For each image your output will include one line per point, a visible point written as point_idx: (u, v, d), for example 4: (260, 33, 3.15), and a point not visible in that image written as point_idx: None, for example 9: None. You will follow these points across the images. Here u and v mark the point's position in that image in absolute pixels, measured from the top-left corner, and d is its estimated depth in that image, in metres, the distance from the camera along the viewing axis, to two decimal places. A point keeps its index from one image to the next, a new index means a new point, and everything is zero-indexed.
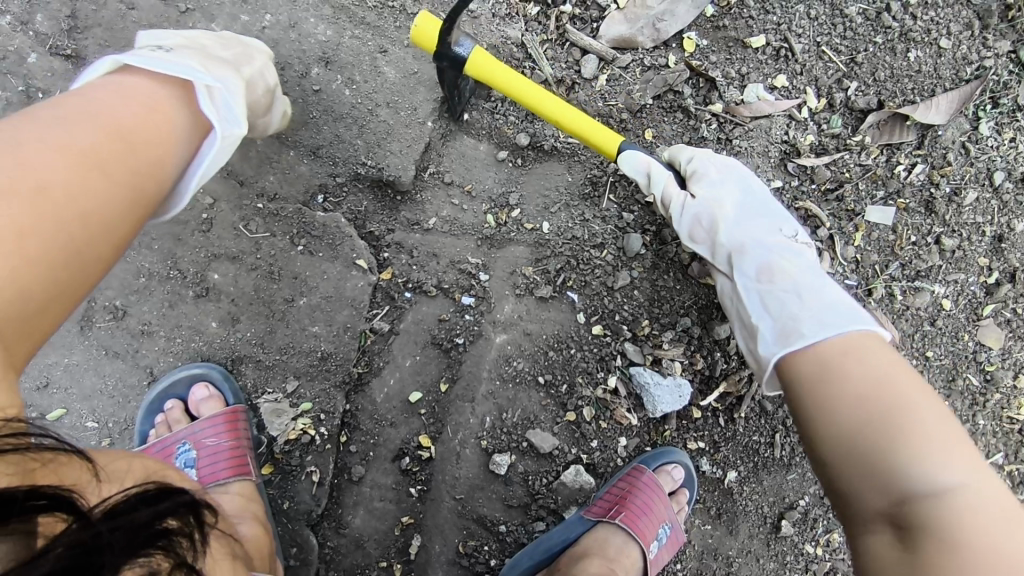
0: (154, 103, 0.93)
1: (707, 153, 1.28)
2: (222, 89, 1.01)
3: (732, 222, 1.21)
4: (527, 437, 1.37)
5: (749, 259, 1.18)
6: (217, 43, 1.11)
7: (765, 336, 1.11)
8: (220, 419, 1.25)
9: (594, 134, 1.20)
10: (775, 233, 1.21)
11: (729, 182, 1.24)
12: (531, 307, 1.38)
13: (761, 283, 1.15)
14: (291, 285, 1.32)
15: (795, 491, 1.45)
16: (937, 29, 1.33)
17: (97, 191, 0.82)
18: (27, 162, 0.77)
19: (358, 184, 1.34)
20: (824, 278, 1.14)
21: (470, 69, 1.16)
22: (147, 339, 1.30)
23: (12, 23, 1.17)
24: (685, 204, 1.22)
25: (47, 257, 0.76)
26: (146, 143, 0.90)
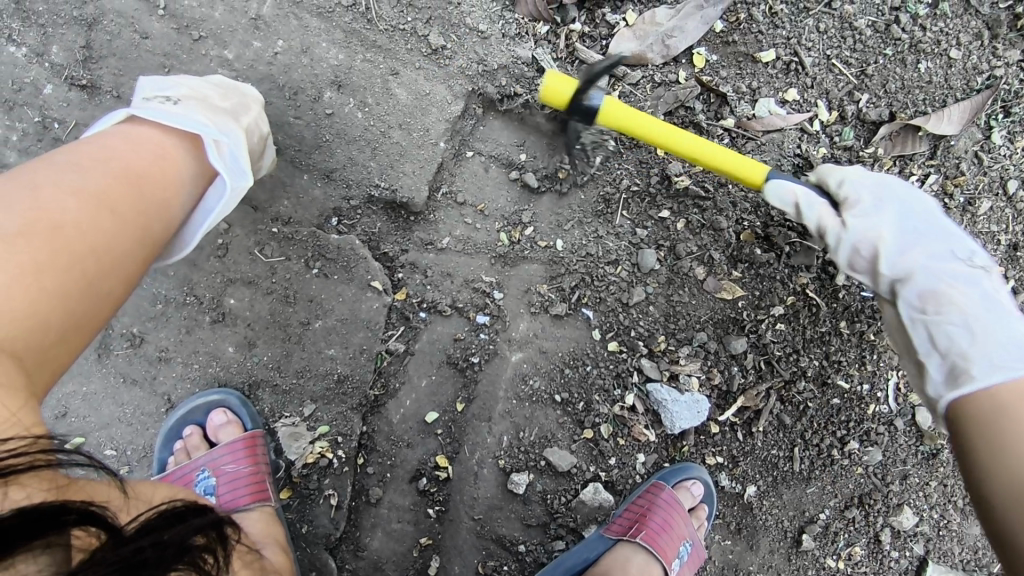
0: (162, 149, 0.98)
1: (861, 174, 1.21)
2: (228, 142, 1.04)
3: (894, 250, 1.16)
4: (545, 456, 1.37)
5: (915, 290, 1.13)
6: (215, 92, 1.12)
7: (933, 373, 1.10)
8: (238, 445, 1.25)
9: (738, 166, 1.17)
10: (947, 258, 1.14)
11: (887, 205, 1.17)
12: (547, 325, 1.38)
13: (926, 315, 1.12)
14: (306, 308, 1.32)
15: (816, 505, 1.43)
16: (947, 40, 1.33)
17: (110, 231, 0.86)
18: (45, 204, 0.82)
19: (372, 206, 1.34)
20: (999, 309, 1.10)
21: (601, 120, 1.17)
22: (164, 366, 1.30)
23: (29, 56, 1.19)
24: (846, 235, 1.17)
25: (59, 291, 0.79)
26: (155, 184, 0.94)
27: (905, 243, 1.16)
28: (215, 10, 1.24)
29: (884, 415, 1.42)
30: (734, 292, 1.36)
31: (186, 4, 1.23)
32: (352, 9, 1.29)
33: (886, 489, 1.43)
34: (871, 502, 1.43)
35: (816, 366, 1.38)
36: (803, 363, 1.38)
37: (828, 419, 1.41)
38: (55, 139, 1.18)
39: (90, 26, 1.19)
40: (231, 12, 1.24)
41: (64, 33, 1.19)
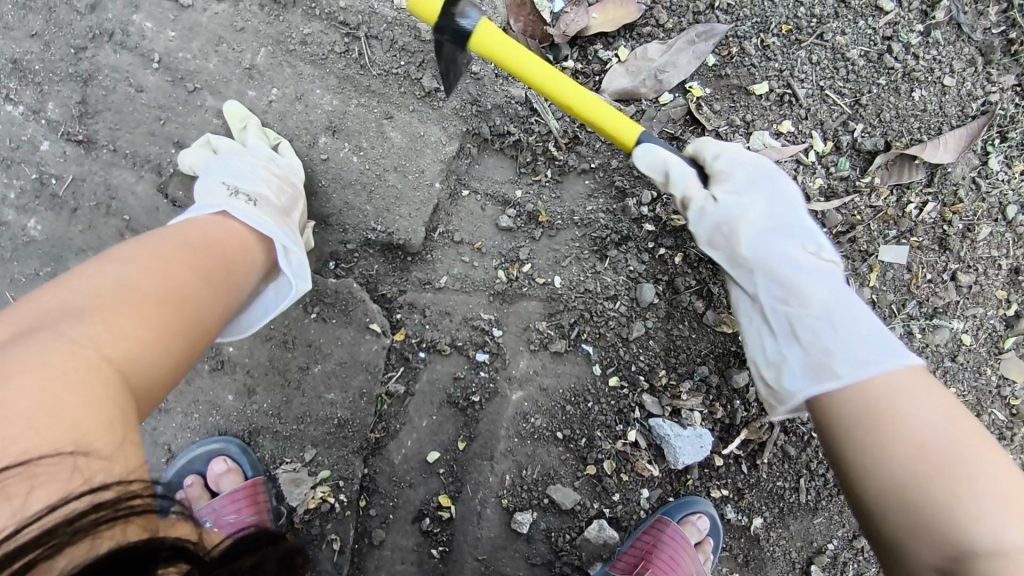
0: (251, 237, 1.06)
1: (740, 152, 1.15)
2: (300, 252, 1.12)
3: (757, 233, 1.10)
4: (548, 494, 1.36)
5: (772, 279, 1.07)
6: (276, 184, 1.16)
7: (791, 368, 1.04)
8: (239, 493, 1.26)
9: (608, 120, 1.08)
10: (799, 249, 1.08)
11: (756, 189, 1.12)
12: (547, 362, 1.37)
13: (790, 305, 1.05)
14: (306, 352, 1.33)
15: (823, 534, 1.41)
16: (940, 68, 1.33)
17: (216, 307, 0.93)
18: (173, 274, 0.90)
19: (369, 248, 1.35)
20: (853, 301, 1.05)
21: (472, 44, 1.04)
22: (164, 417, 1.32)
23: (28, 114, 1.24)
24: (710, 211, 1.11)
25: (166, 353, 0.84)
26: (251, 268, 1.03)
27: (791, 236, 1.09)
28: (209, 61, 1.26)
29: None
30: (735, 325, 1.34)
31: (180, 57, 1.25)
32: (344, 55, 1.29)
33: None
34: None
35: None
36: None
37: None
38: (52, 195, 1.23)
39: (85, 82, 1.24)
40: (225, 63, 1.26)
41: (59, 90, 1.24)
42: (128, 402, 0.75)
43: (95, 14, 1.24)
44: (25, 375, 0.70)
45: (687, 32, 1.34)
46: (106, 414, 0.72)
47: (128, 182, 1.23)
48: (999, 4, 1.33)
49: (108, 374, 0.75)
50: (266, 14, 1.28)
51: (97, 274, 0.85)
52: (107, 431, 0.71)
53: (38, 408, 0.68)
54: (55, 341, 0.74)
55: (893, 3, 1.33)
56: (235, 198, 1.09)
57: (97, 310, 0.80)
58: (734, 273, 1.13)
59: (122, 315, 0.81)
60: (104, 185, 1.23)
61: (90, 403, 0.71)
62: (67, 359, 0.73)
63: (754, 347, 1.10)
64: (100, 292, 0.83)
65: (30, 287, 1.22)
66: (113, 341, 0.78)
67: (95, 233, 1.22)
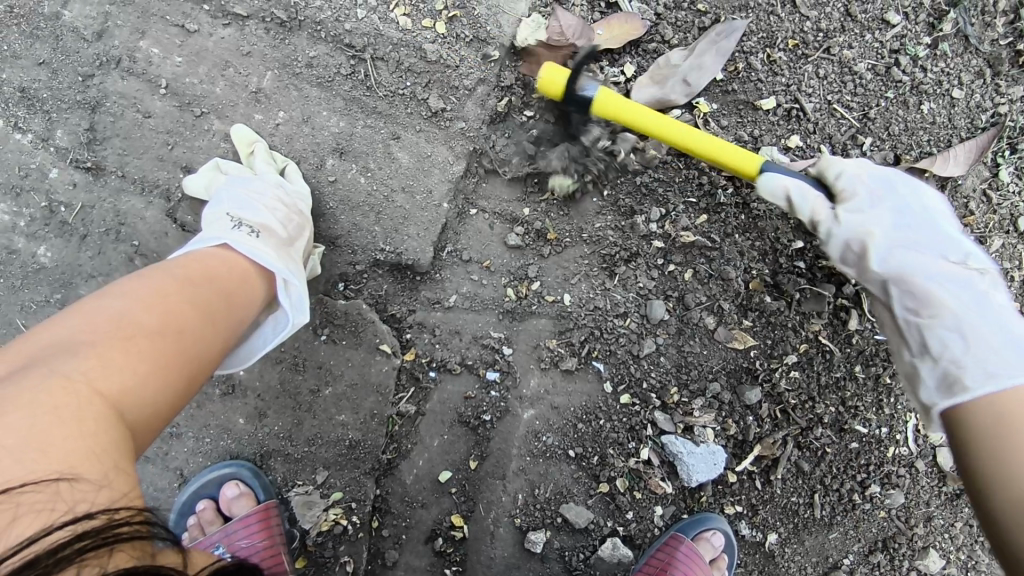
0: (250, 269, 1.04)
1: (865, 169, 1.11)
2: (299, 283, 1.10)
3: (900, 244, 1.04)
4: (561, 512, 1.35)
5: (911, 293, 1.02)
6: (282, 214, 1.16)
7: (926, 381, 0.99)
8: (251, 518, 1.23)
9: (730, 156, 1.12)
10: (939, 258, 1.02)
11: (884, 201, 1.07)
12: (557, 380, 1.36)
13: (924, 317, 1.00)
14: (316, 375, 1.33)
15: (839, 550, 1.40)
16: (948, 80, 1.32)
17: (211, 340, 0.93)
18: (170, 307, 0.89)
19: (378, 269, 1.35)
20: (1000, 317, 0.97)
21: (596, 109, 1.17)
22: (176, 441, 1.32)
23: (36, 142, 1.24)
24: (840, 224, 1.07)
25: (159, 389, 0.83)
26: (248, 298, 1.02)
27: (927, 248, 1.03)
28: (216, 85, 1.26)
29: (905, 457, 1.39)
30: (745, 342, 1.34)
31: (187, 82, 1.26)
32: (350, 77, 1.29)
33: (909, 531, 1.40)
34: (896, 546, 1.40)
35: (832, 411, 1.36)
36: (819, 409, 1.35)
37: (847, 463, 1.38)
38: (62, 222, 1.23)
39: (93, 109, 1.24)
40: (231, 86, 1.27)
41: (67, 117, 1.24)
42: (118, 434, 0.74)
43: (101, 42, 1.25)
44: (16, 407, 0.69)
45: (707, 33, 1.33)
46: (95, 445, 0.71)
47: (137, 208, 1.24)
48: (1006, 15, 1.33)
49: (99, 406, 0.74)
50: (272, 38, 1.28)
51: (92, 309, 0.85)
52: (96, 460, 0.69)
53: (31, 439, 0.67)
54: (47, 375, 0.74)
55: (899, 16, 1.33)
56: (236, 229, 1.08)
57: (91, 344, 0.80)
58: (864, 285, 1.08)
59: (116, 348, 0.81)
60: (113, 211, 1.24)
61: (80, 434, 0.70)
62: (60, 391, 0.73)
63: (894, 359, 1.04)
64: (95, 327, 0.83)
65: (41, 316, 1.22)
66: (106, 373, 0.78)
67: (105, 259, 1.23)
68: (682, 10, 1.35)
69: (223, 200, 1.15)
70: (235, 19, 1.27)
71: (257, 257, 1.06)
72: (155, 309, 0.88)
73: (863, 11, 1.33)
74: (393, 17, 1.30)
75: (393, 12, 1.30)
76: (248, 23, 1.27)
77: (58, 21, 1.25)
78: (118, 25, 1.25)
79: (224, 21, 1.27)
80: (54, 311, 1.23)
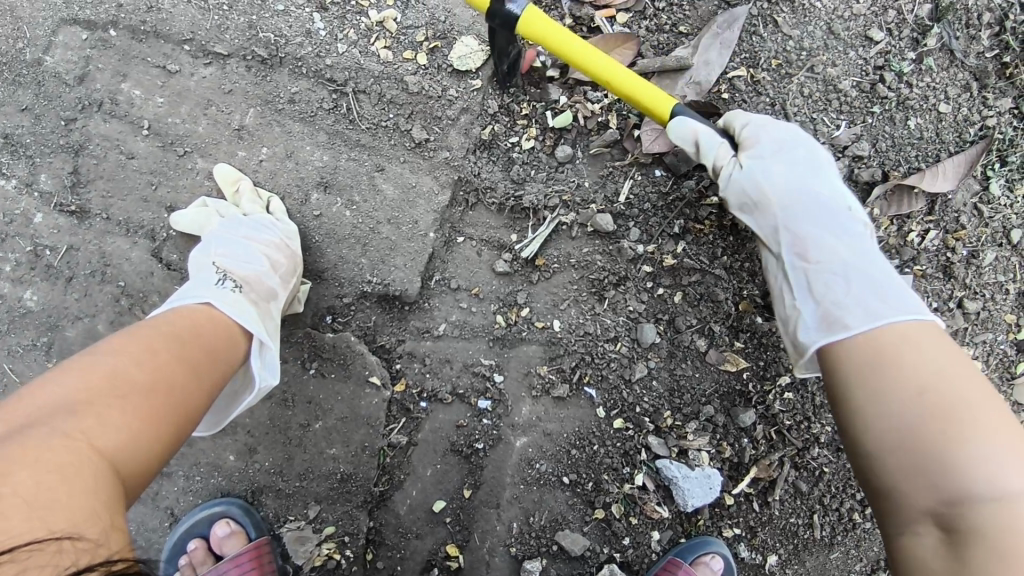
0: (232, 327, 1.04)
1: (769, 120, 1.18)
2: (273, 345, 1.09)
3: (801, 193, 1.12)
4: (557, 540, 1.31)
5: (807, 239, 1.08)
6: (267, 265, 1.16)
7: (807, 319, 1.04)
8: (244, 557, 1.23)
9: (642, 91, 1.13)
10: (839, 208, 1.11)
11: (779, 150, 1.15)
12: (549, 407, 1.33)
13: (814, 260, 1.06)
14: (306, 409, 1.33)
15: (840, 570, 1.35)
16: (935, 95, 1.32)
17: (202, 393, 0.93)
18: (159, 363, 0.90)
19: (366, 301, 1.34)
20: (880, 264, 1.05)
21: (522, 28, 1.12)
22: (167, 480, 1.32)
23: (21, 188, 1.27)
24: (743, 168, 1.14)
25: (151, 444, 0.83)
26: (236, 349, 1.02)
27: (820, 195, 1.12)
28: (199, 124, 1.29)
29: None
30: (738, 364, 1.32)
31: (169, 121, 1.28)
32: (333, 112, 1.31)
33: None
34: None
35: (829, 431, 1.33)
36: (815, 429, 1.33)
37: (845, 482, 1.34)
38: (47, 266, 1.25)
39: (76, 152, 1.27)
40: (214, 124, 1.29)
41: (51, 161, 1.27)
42: (114, 493, 0.74)
43: (84, 86, 1.28)
44: (16, 468, 0.69)
45: (710, 24, 1.34)
46: (93, 504, 0.71)
47: (122, 250, 1.25)
48: (990, 28, 1.32)
49: (96, 464, 0.75)
50: (253, 75, 1.30)
51: (80, 367, 0.85)
52: (96, 519, 0.70)
53: (31, 500, 0.67)
54: (42, 435, 0.74)
55: (882, 32, 1.33)
56: (221, 285, 1.08)
57: (84, 402, 0.80)
58: (764, 233, 1.14)
59: (108, 405, 0.81)
60: (98, 253, 1.25)
61: (79, 493, 0.70)
62: (57, 451, 0.73)
63: (776, 297, 1.10)
64: (87, 383, 0.82)
65: (27, 359, 1.24)
66: (101, 430, 0.78)
67: (90, 300, 1.24)
68: (663, 33, 1.35)
69: (212, 248, 1.16)
70: (216, 58, 1.30)
71: (237, 317, 1.05)
72: (143, 365, 0.88)
73: (846, 28, 1.33)
74: (374, 51, 1.32)
75: (373, 45, 1.32)
76: (229, 62, 1.30)
77: (41, 67, 1.29)
78: (100, 68, 1.29)
79: (205, 61, 1.30)
80: (40, 355, 1.24)
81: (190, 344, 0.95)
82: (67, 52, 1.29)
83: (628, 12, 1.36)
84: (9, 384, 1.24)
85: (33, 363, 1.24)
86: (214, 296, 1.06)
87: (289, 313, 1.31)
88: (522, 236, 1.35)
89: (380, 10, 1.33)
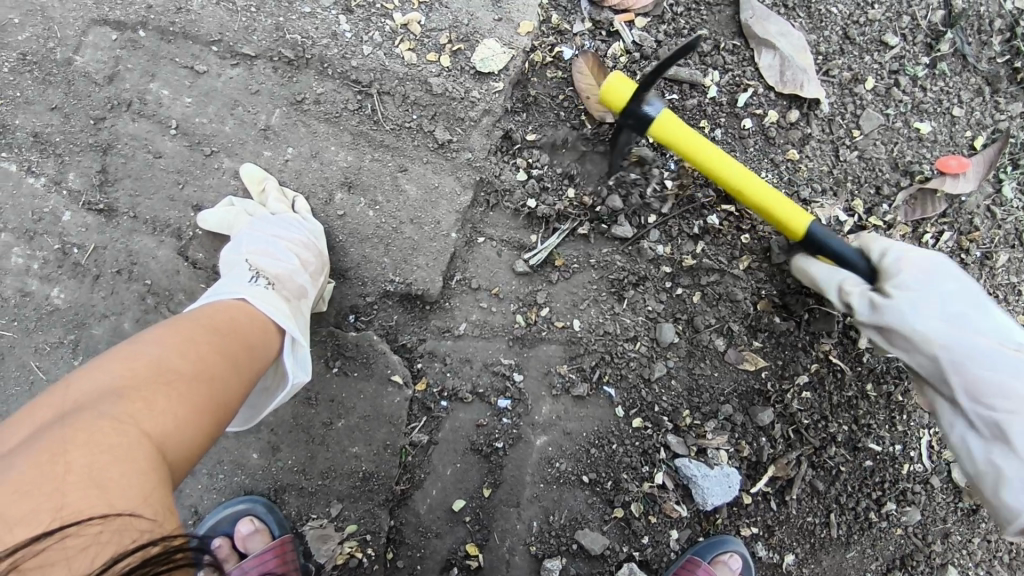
0: (265, 321, 1.04)
1: (910, 249, 1.13)
2: (304, 343, 1.10)
3: (943, 315, 1.07)
4: (577, 539, 1.31)
5: (961, 381, 1.04)
6: (297, 262, 1.17)
7: (1013, 479, 0.99)
8: (269, 554, 1.23)
9: (780, 209, 1.12)
10: (995, 343, 1.04)
11: (924, 282, 1.09)
12: (569, 406, 1.34)
13: (993, 409, 1.01)
14: (328, 408, 1.34)
15: (857, 570, 1.35)
16: (949, 99, 1.34)
17: (240, 383, 0.94)
18: (201, 354, 0.91)
19: (388, 300, 1.36)
20: None
21: (653, 132, 1.13)
22: (190, 478, 1.33)
23: (49, 186, 1.28)
24: (904, 308, 1.07)
25: (192, 432, 0.83)
26: (270, 342, 1.03)
27: (981, 314, 1.07)
28: (225, 124, 1.31)
29: (920, 473, 1.36)
30: (756, 363, 1.33)
31: (196, 121, 1.30)
32: (357, 112, 1.33)
33: (928, 548, 1.36)
34: (914, 563, 1.36)
35: (846, 430, 1.34)
36: (832, 429, 1.34)
37: (861, 481, 1.35)
38: (74, 264, 1.26)
39: (104, 151, 1.29)
40: (240, 125, 1.31)
41: (79, 160, 1.29)
42: (164, 478, 0.75)
43: (113, 86, 1.30)
44: (70, 450, 0.70)
45: (744, 11, 1.36)
46: (146, 485, 0.71)
47: (149, 248, 1.27)
48: (1001, 34, 1.35)
49: (144, 447, 0.75)
50: (280, 76, 1.32)
51: (129, 356, 0.86)
52: (149, 505, 0.70)
53: (87, 478, 0.68)
54: (95, 419, 0.75)
55: (897, 37, 1.35)
56: (254, 282, 1.09)
57: (128, 389, 0.81)
58: (931, 375, 1.08)
59: (154, 393, 0.82)
60: (125, 251, 1.27)
61: (132, 475, 0.71)
62: (108, 432, 0.74)
63: (961, 447, 1.06)
64: (132, 370, 0.84)
65: (54, 357, 1.25)
66: (147, 415, 0.79)
67: (117, 298, 1.26)
68: (681, 38, 1.37)
69: (244, 246, 1.18)
70: (243, 59, 1.32)
71: (271, 313, 1.05)
72: (186, 356, 0.89)
73: (861, 34, 1.36)
74: (399, 53, 1.34)
75: (398, 48, 1.34)
76: (256, 62, 1.32)
77: (70, 66, 1.30)
78: (129, 68, 1.31)
79: (232, 62, 1.32)
80: (66, 352, 1.25)
81: (228, 337, 0.96)
82: (97, 52, 1.31)
83: (648, 17, 1.39)
84: (34, 381, 1.24)
85: (60, 360, 1.25)
86: (248, 292, 1.07)
87: (314, 312, 1.33)
88: (536, 242, 1.36)
89: (406, 13, 1.35)
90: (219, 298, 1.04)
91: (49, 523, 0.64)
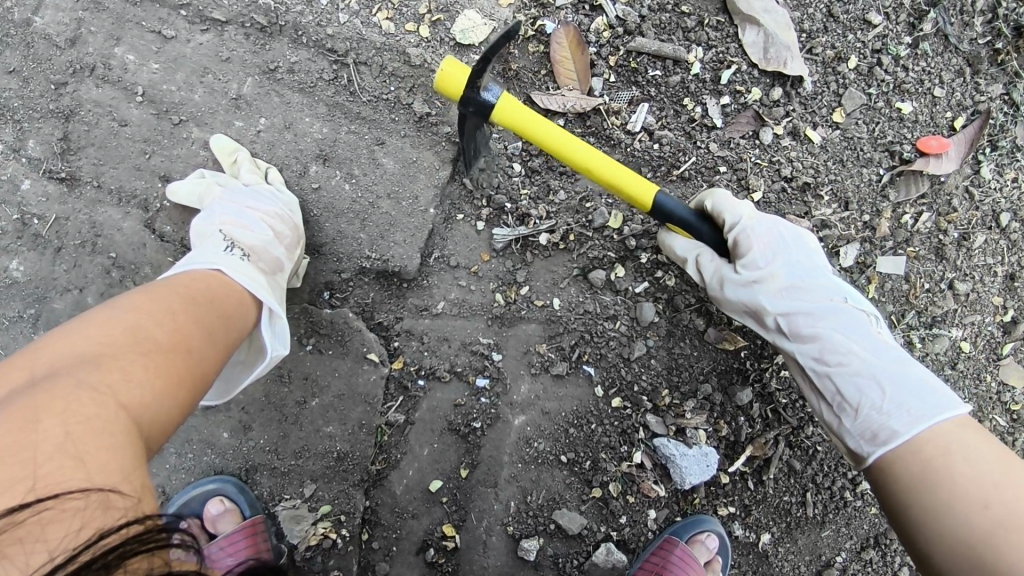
0: (243, 293, 1.01)
1: (787, 247, 1.15)
2: (282, 315, 1.07)
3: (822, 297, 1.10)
4: (554, 519, 1.30)
5: None
6: (272, 233, 1.14)
7: None
8: (238, 534, 1.22)
9: (627, 185, 1.10)
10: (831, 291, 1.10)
11: (777, 252, 1.13)
12: (548, 385, 1.32)
13: (831, 358, 1.05)
14: (302, 386, 1.31)
15: (831, 548, 1.36)
16: (930, 79, 1.34)
17: (216, 355, 0.91)
18: (177, 323, 0.88)
19: (364, 277, 1.33)
20: None
21: (497, 116, 1.08)
22: (159, 459, 1.31)
23: (7, 153, 1.25)
24: (730, 285, 1.14)
25: (168, 406, 0.80)
26: (246, 315, 1.00)
27: (791, 273, 1.13)
28: (195, 92, 1.27)
29: None
30: (735, 343, 1.32)
31: (164, 89, 1.27)
32: (333, 82, 1.30)
33: None
34: (887, 541, 1.37)
35: None
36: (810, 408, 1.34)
37: (838, 461, 1.35)
38: (35, 235, 1.23)
39: (67, 117, 1.25)
40: (211, 93, 1.27)
41: (39, 127, 1.25)
42: (141, 449, 0.72)
43: (75, 49, 1.26)
44: (45, 416, 0.67)
45: None
46: (126, 458, 0.68)
47: (113, 220, 1.24)
48: (984, 14, 1.35)
49: (122, 418, 0.72)
50: (251, 43, 1.29)
51: (103, 324, 0.83)
52: (126, 478, 0.66)
53: (62, 447, 0.65)
54: (71, 386, 0.72)
55: (880, 16, 1.34)
56: (229, 252, 1.06)
57: (106, 357, 0.78)
58: None
59: (130, 362, 0.79)
60: (88, 223, 1.24)
61: (109, 446, 0.68)
62: (85, 402, 0.71)
63: None
64: (110, 337, 0.81)
65: (14, 332, 1.22)
66: (126, 387, 0.76)
67: (81, 272, 1.22)
68: (666, 12, 1.35)
69: (216, 215, 1.14)
70: (213, 25, 1.28)
71: (246, 283, 1.02)
72: (165, 326, 0.86)
73: (844, 11, 1.35)
74: (376, 21, 1.30)
75: (375, 16, 1.30)
76: (227, 28, 1.28)
77: (30, 28, 1.27)
78: (92, 31, 1.27)
79: (202, 27, 1.28)
80: (27, 327, 1.22)
81: (205, 309, 0.93)
82: (58, 13, 1.27)
83: None
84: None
85: (20, 335, 1.22)
86: (224, 262, 1.04)
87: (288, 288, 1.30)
88: (507, 220, 1.34)
89: None
90: (194, 267, 1.01)
91: (25, 497, 0.60)
